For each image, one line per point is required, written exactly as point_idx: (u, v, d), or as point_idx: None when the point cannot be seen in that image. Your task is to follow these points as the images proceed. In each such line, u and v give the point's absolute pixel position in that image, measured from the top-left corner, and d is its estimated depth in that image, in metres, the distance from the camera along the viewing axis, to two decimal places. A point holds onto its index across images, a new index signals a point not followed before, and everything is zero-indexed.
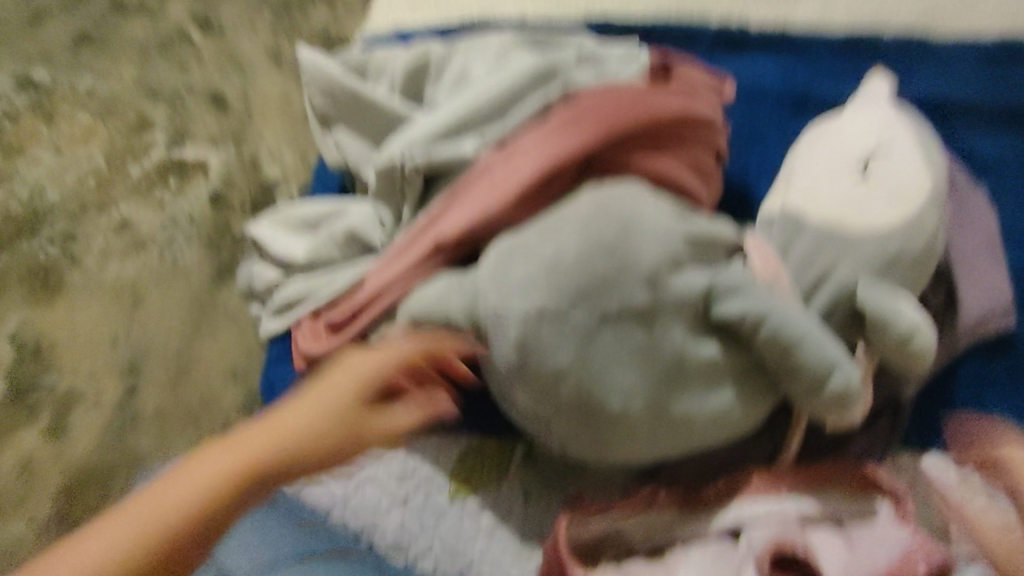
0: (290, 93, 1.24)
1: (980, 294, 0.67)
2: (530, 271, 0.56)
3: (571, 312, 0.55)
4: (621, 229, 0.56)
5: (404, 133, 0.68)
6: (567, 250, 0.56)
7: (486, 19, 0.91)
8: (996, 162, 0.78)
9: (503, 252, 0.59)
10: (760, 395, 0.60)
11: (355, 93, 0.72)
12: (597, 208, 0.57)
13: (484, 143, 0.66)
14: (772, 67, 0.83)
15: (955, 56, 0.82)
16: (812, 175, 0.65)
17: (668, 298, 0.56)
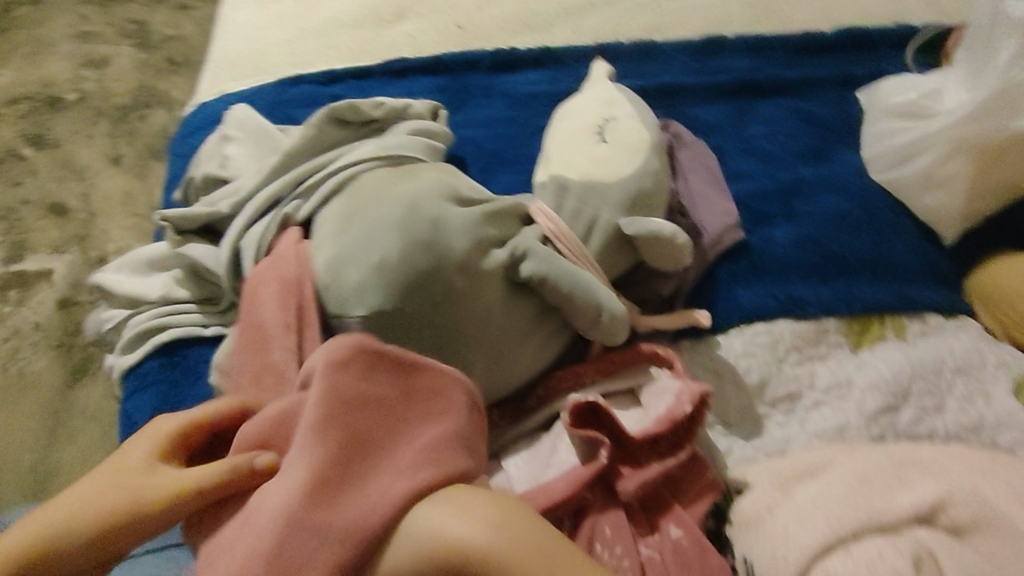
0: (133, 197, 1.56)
1: (712, 212, 0.85)
2: (362, 274, 0.60)
3: (403, 303, 0.60)
4: (432, 225, 0.62)
5: (239, 191, 0.82)
6: (389, 250, 0.60)
7: (301, 74, 1.05)
8: (718, 122, 0.98)
9: (332, 258, 0.62)
10: (551, 330, 0.68)
11: (229, 162, 0.88)
12: (409, 204, 0.63)
13: (290, 177, 0.77)
14: (540, 79, 1.01)
15: (673, 54, 1.04)
16: (566, 149, 0.74)
17: (478, 277, 0.63)
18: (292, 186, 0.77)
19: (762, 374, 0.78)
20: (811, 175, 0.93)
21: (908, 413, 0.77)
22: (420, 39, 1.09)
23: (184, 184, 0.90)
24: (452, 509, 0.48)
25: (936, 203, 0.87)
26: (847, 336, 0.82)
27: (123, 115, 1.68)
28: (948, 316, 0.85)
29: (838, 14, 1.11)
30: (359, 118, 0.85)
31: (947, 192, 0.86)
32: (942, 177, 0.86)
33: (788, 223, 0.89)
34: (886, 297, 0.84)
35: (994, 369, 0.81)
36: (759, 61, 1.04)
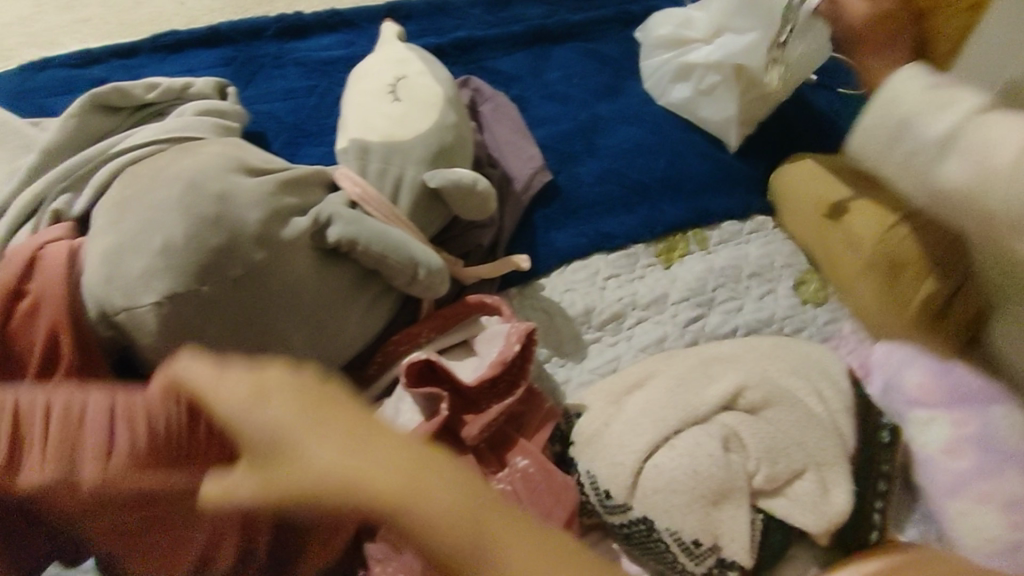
0: None
1: (521, 160, 0.89)
2: (145, 263, 0.54)
3: (202, 288, 0.55)
4: (219, 200, 0.57)
5: None
6: (173, 234, 0.55)
7: (48, 56, 0.90)
8: (516, 71, 1.01)
9: (109, 251, 0.56)
10: (374, 291, 0.68)
11: None
12: (188, 182, 0.57)
13: (55, 176, 0.67)
14: (335, 43, 0.97)
15: (467, 8, 1.05)
16: (362, 112, 0.73)
17: (284, 250, 0.60)
18: (59, 183, 0.67)
19: (586, 304, 0.84)
20: (605, 111, 1.00)
21: (714, 316, 0.87)
22: (193, 8, 0.98)
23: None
24: (355, 456, 0.34)
25: (711, 115, 0.99)
26: (656, 257, 0.90)
27: None
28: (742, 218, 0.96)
29: None
30: (128, 102, 0.74)
31: (719, 106, 0.98)
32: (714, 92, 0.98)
33: (591, 158, 0.96)
34: (682, 214, 0.93)
35: (781, 268, 0.92)
36: (545, 9, 1.09)
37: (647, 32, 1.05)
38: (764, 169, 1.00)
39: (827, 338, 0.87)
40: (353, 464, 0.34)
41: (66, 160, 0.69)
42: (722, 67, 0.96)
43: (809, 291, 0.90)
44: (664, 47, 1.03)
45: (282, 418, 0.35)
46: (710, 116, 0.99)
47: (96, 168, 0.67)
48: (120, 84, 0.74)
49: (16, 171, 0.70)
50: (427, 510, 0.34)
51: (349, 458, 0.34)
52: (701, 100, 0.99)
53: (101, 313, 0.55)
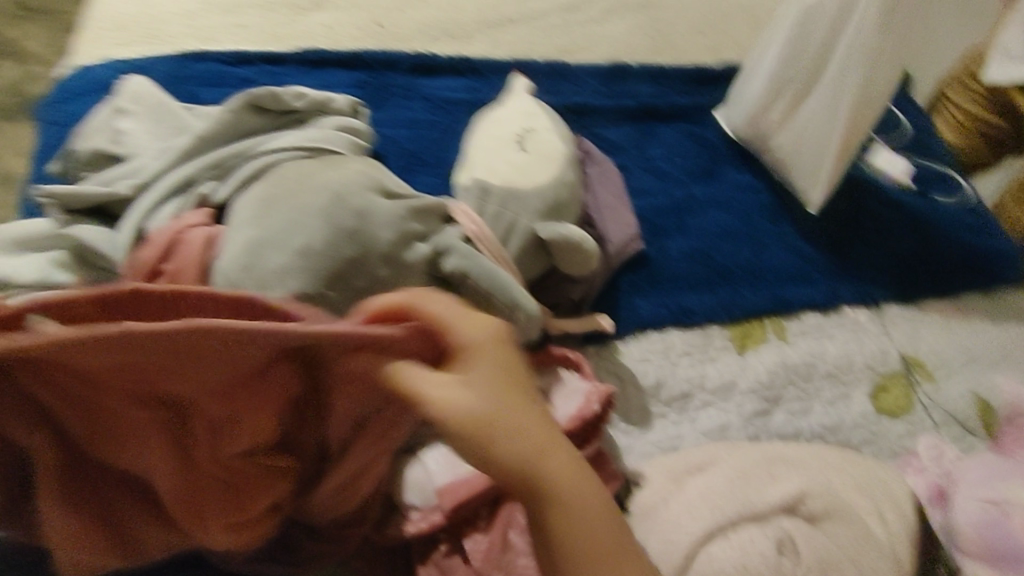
0: None
1: (617, 225, 0.92)
2: (284, 261, 0.59)
3: (328, 293, 0.59)
4: (359, 216, 0.61)
5: (139, 172, 0.75)
6: (314, 239, 0.59)
7: (204, 50, 0.98)
8: (622, 142, 1.05)
9: (253, 243, 0.60)
10: None
11: (123, 136, 0.80)
12: (335, 194, 0.62)
13: (203, 162, 0.73)
14: (460, 87, 1.03)
15: (584, 76, 1.10)
16: (487, 155, 0.77)
17: (404, 272, 0.64)
18: (208, 170, 0.73)
19: (657, 376, 0.86)
20: (699, 194, 1.03)
21: (778, 414, 0.87)
22: (337, 31, 1.05)
23: (70, 159, 0.81)
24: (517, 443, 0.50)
25: (775, 120, 1.01)
26: (732, 342, 0.92)
27: None
28: (822, 314, 0.97)
29: (724, 55, 1.23)
30: (278, 107, 0.80)
31: (797, 140, 0.99)
32: (793, 130, 0.99)
33: (680, 235, 0.98)
34: (763, 302, 0.95)
35: (860, 370, 0.92)
36: (658, 88, 1.13)
37: (742, 72, 1.11)
38: (850, 277, 1.01)
39: (895, 455, 0.87)
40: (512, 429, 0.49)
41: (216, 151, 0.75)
42: (791, 91, 0.98)
43: (886, 402, 0.90)
44: (742, 67, 1.07)
45: (501, 409, 0.49)
46: (784, 141, 1.01)
47: (243, 164, 0.73)
48: (274, 88, 0.80)
49: (169, 149, 0.76)
50: (562, 486, 0.51)
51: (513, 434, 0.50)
52: (776, 121, 1.01)
53: None
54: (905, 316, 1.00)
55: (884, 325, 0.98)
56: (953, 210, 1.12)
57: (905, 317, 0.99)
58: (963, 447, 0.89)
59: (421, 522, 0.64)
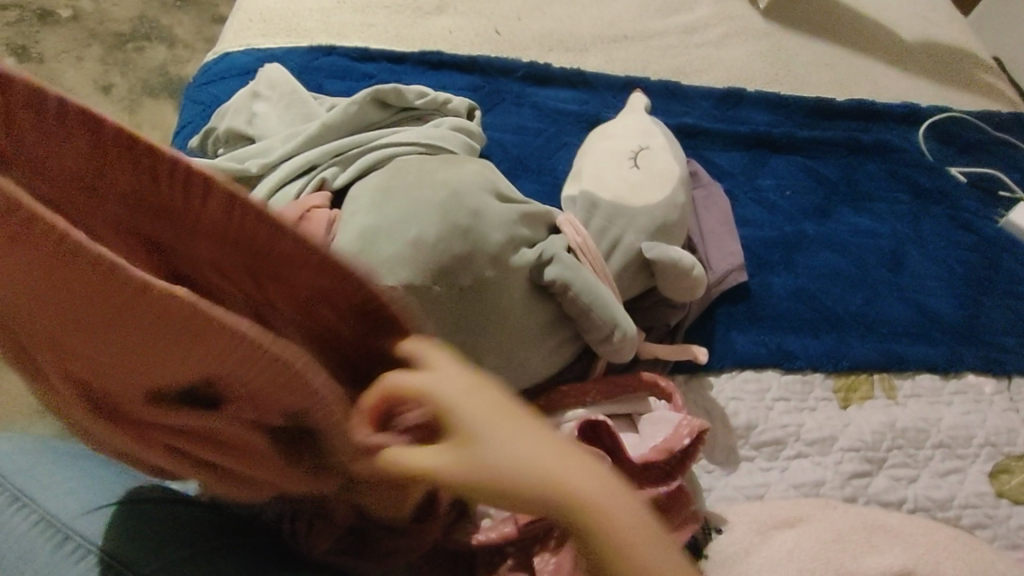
0: (117, 124, 1.44)
1: (722, 254, 0.88)
2: (394, 250, 0.59)
3: (432, 287, 0.59)
4: (472, 215, 0.61)
5: (266, 153, 0.79)
6: (426, 231, 0.60)
7: (333, 44, 1.03)
8: (733, 169, 1.01)
9: (367, 230, 0.61)
10: (563, 339, 0.69)
11: (256, 119, 0.85)
12: (451, 191, 0.62)
13: (326, 149, 0.76)
14: (572, 99, 1.02)
15: (698, 98, 1.07)
16: (598, 168, 0.76)
17: (508, 276, 0.63)
18: (330, 156, 0.75)
19: (749, 418, 0.81)
20: (812, 231, 0.97)
21: (880, 479, 0.79)
22: (458, 35, 1.08)
23: (206, 134, 0.86)
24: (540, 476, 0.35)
25: None
26: (835, 393, 0.85)
27: (120, 42, 1.56)
28: (939, 376, 0.88)
29: (850, 89, 1.16)
30: (400, 103, 0.83)
31: None
32: None
33: (787, 272, 0.93)
34: (872, 355, 0.87)
35: (980, 445, 0.83)
36: (776, 117, 1.08)
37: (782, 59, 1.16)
38: (976, 340, 0.91)
39: (1014, 547, 0.77)
40: (642, 552, 0.35)
41: (338, 139, 0.78)
42: None
43: (1007, 485, 0.81)
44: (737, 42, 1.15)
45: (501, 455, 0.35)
46: None
47: (362, 155, 0.75)
48: (399, 85, 0.83)
49: (297, 133, 0.80)
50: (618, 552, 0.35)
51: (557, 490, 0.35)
52: None
53: None
54: None
55: (1012, 399, 0.88)
56: None
57: None
58: None
59: (491, 531, 0.62)
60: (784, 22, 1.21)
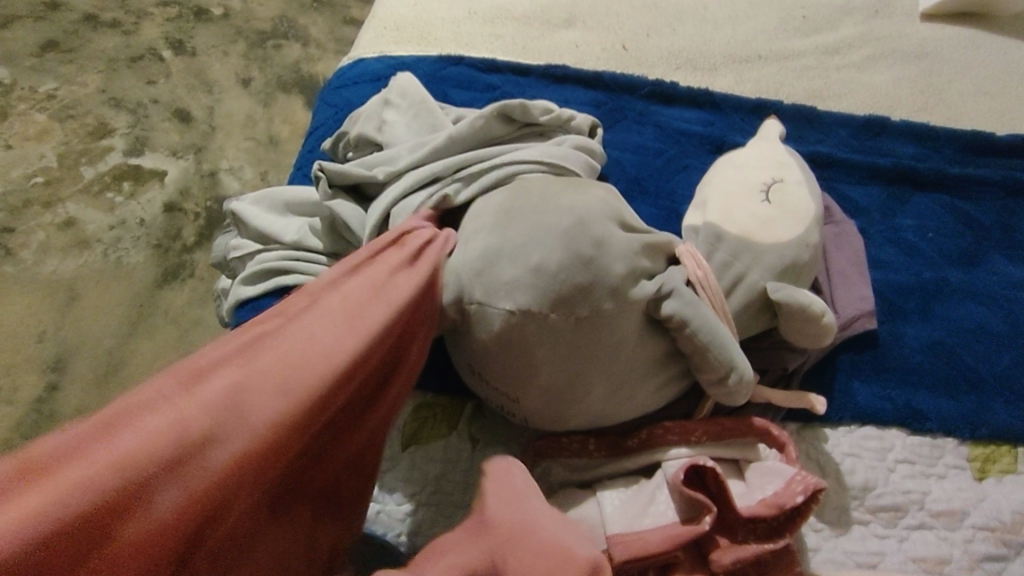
0: (253, 116, 1.55)
1: (851, 298, 0.82)
2: (516, 274, 0.60)
3: (549, 314, 0.60)
4: (596, 244, 0.61)
5: (394, 161, 0.82)
6: (549, 258, 0.60)
7: (460, 55, 1.05)
8: (867, 204, 0.94)
9: (491, 249, 0.62)
10: (672, 375, 0.67)
11: (386, 126, 0.88)
12: (576, 218, 0.62)
13: (451, 162, 0.78)
14: (696, 120, 0.99)
15: (834, 125, 1.00)
16: (725, 199, 0.73)
17: (626, 308, 0.62)
18: (454, 170, 0.77)
19: (867, 478, 0.74)
20: (956, 280, 0.89)
21: (1017, 566, 0.71)
22: (583, 49, 1.07)
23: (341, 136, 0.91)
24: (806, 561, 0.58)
25: None
26: (968, 462, 0.77)
27: (261, 40, 1.67)
28: None
29: (1014, 123, 1.04)
30: (525, 119, 0.83)
31: None
32: None
33: (923, 322, 0.85)
34: (1019, 427, 0.78)
35: None
36: (923, 151, 0.99)
37: (931, 86, 1.07)
38: None
39: None
40: None
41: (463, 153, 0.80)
42: None
43: None
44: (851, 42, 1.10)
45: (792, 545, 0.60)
46: None
47: (484, 171, 0.76)
48: (527, 102, 0.82)
49: (424, 143, 0.82)
50: None
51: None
52: None
53: (458, 299, 0.62)
54: None
55: None
56: None
57: None
58: None
59: None
60: (940, 44, 1.11)
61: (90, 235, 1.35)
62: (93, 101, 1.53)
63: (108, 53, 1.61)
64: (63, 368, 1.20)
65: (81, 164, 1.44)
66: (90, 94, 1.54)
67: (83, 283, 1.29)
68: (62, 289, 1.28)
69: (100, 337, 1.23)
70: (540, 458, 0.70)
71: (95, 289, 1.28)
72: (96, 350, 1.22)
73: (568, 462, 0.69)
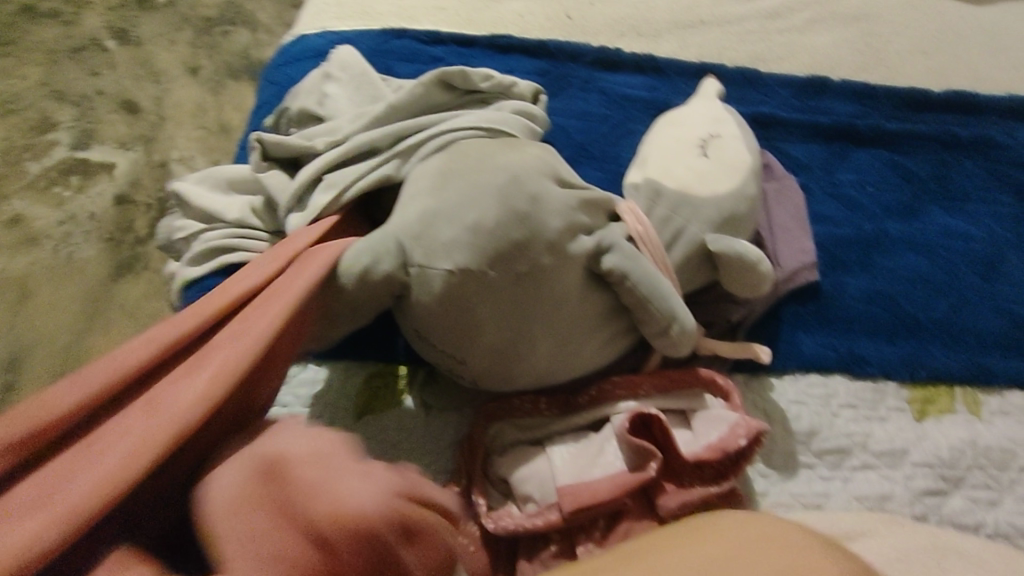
0: (203, 104, 1.52)
1: (792, 251, 0.84)
2: (454, 233, 0.60)
3: (489, 272, 0.60)
4: (532, 201, 0.61)
5: (334, 132, 0.81)
6: (486, 216, 0.60)
7: (403, 28, 1.04)
8: (809, 161, 0.96)
9: (428, 211, 0.62)
10: (618, 330, 0.68)
11: (326, 99, 0.87)
12: (512, 176, 0.62)
13: (390, 130, 0.77)
14: (641, 85, 0.99)
15: (777, 86, 1.02)
16: (663, 156, 0.74)
17: (565, 263, 0.63)
18: (392, 138, 0.77)
19: (813, 424, 0.77)
20: (895, 230, 0.91)
21: (956, 499, 0.74)
22: (528, 19, 1.07)
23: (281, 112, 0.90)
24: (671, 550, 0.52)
25: None
26: (910, 404, 0.79)
27: (208, 26, 1.64)
28: None
29: (949, 78, 1.07)
30: (465, 86, 0.83)
31: None
32: None
33: (864, 273, 0.87)
34: (956, 367, 0.81)
35: None
36: (862, 108, 1.02)
37: (868, 45, 1.09)
38: None
39: None
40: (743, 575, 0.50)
41: (403, 121, 0.80)
42: None
43: None
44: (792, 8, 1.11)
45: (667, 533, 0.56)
46: None
47: (424, 138, 0.76)
48: (465, 68, 0.82)
49: (363, 114, 0.82)
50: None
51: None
52: None
53: (399, 262, 0.62)
54: None
55: None
56: None
57: None
58: None
59: (537, 518, 0.63)
60: (878, 7, 1.13)
61: (37, 231, 1.31)
62: (35, 94, 1.48)
63: (48, 45, 1.56)
64: (16, 367, 1.17)
65: (25, 159, 1.39)
66: (31, 87, 1.49)
67: (32, 281, 1.25)
68: (10, 287, 1.24)
69: (52, 334, 1.20)
70: (493, 421, 0.70)
71: (44, 287, 1.25)
72: (48, 347, 1.19)
73: (517, 423, 0.69)
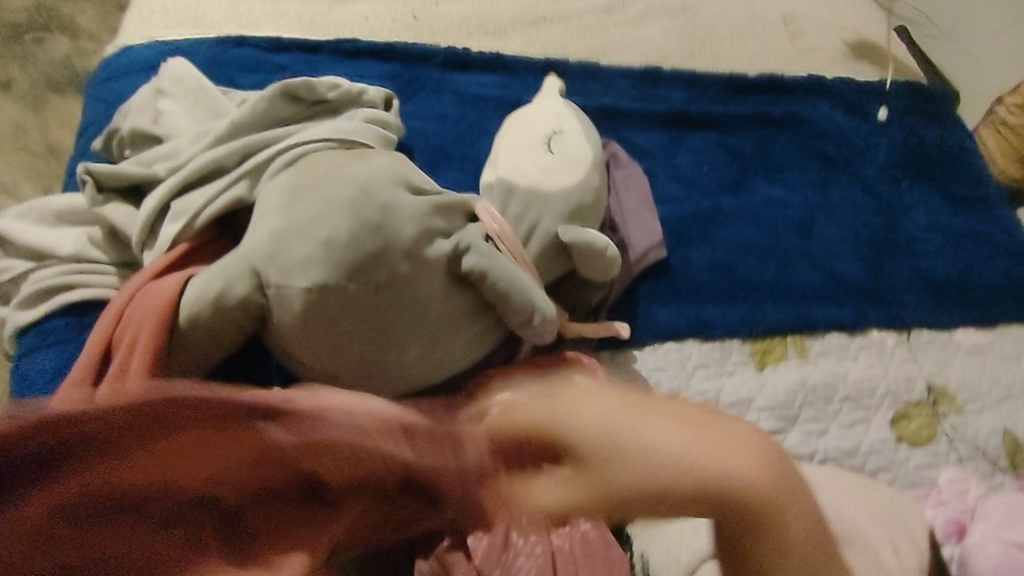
0: (21, 124, 1.36)
1: (641, 232, 0.92)
2: (307, 250, 0.60)
3: (347, 285, 0.61)
4: (382, 210, 0.62)
5: (173, 153, 0.77)
6: (338, 230, 0.60)
7: (242, 36, 1.00)
8: (651, 146, 1.04)
9: (280, 230, 0.62)
10: (486, 325, 0.71)
11: (162, 117, 0.82)
12: (360, 188, 0.63)
13: (234, 147, 0.75)
14: (492, 83, 1.03)
15: (618, 78, 1.10)
16: (512, 154, 0.78)
17: (424, 268, 0.64)
18: (237, 155, 0.74)
19: (672, 387, 0.85)
20: (728, 204, 1.02)
21: (793, 434, 0.86)
22: (374, 21, 1.06)
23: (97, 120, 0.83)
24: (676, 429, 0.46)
25: None
26: (751, 357, 0.90)
27: (15, 35, 1.46)
28: (846, 334, 0.95)
29: (762, 63, 1.20)
30: (312, 96, 0.81)
31: None
32: None
33: (705, 245, 0.97)
34: (786, 319, 0.93)
35: (882, 396, 0.90)
36: (692, 94, 1.12)
37: (693, 35, 1.20)
38: (879, 298, 0.98)
39: (912, 485, 0.85)
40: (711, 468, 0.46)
41: (248, 136, 0.77)
42: None
43: (906, 429, 0.88)
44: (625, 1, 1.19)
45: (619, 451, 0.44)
46: None
47: (270, 152, 0.73)
48: (310, 79, 0.81)
49: (204, 132, 0.78)
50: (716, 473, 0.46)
51: (747, 469, 0.47)
52: None
53: (255, 284, 0.62)
54: (934, 341, 0.97)
55: (911, 349, 0.95)
56: (989, 233, 1.08)
57: (934, 343, 0.97)
58: (985, 481, 0.86)
59: None
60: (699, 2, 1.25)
61: None
62: None
63: None
64: None
65: None
66: None
67: None
68: None
69: None
70: None
71: None
72: None
73: None
